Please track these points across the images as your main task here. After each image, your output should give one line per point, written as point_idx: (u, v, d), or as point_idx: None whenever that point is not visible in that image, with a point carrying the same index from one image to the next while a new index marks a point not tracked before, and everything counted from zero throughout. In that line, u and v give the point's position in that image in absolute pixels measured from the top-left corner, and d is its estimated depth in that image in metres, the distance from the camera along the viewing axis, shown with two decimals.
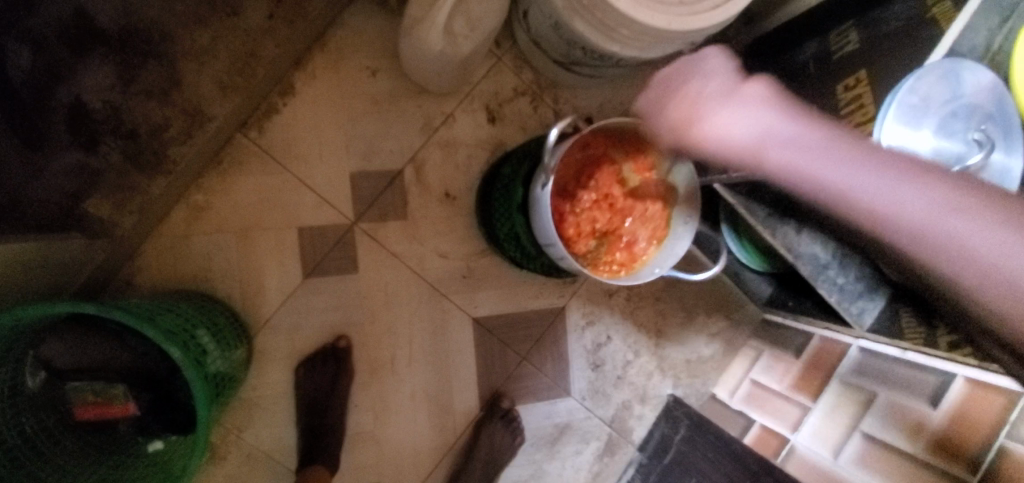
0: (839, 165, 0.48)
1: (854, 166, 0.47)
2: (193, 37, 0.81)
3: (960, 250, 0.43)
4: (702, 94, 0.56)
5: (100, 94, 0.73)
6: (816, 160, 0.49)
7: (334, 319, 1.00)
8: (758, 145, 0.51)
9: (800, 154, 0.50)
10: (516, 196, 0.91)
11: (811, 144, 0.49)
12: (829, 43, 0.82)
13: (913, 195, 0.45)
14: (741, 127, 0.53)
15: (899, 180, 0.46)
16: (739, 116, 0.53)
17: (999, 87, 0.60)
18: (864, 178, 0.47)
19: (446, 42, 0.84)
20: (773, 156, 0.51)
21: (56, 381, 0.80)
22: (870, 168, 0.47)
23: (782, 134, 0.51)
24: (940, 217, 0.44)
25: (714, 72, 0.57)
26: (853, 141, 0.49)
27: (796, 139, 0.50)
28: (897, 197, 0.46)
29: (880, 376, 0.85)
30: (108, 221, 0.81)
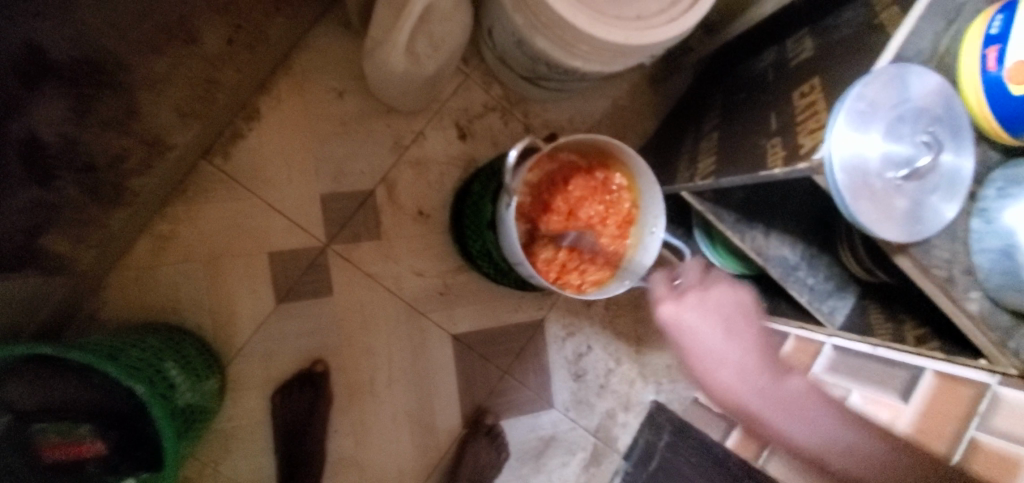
0: (764, 402, 0.66)
1: (738, 379, 0.67)
2: (149, 67, 0.75)
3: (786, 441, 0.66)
4: (668, 311, 0.71)
5: (57, 126, 0.68)
6: (756, 402, 0.66)
7: (311, 343, 0.99)
8: (726, 366, 0.67)
9: (736, 392, 0.67)
10: (484, 212, 0.91)
11: (774, 374, 0.67)
12: (786, 50, 0.84)
13: (775, 425, 0.66)
14: (743, 385, 0.66)
15: (755, 396, 0.66)
16: (694, 312, 0.70)
17: (946, 89, 0.62)
18: (747, 385, 0.66)
19: (408, 63, 0.84)
20: (730, 360, 0.68)
21: (20, 425, 0.75)
22: (778, 412, 0.66)
23: (738, 356, 0.68)
24: (792, 423, 0.66)
25: (729, 315, 0.70)
26: (745, 369, 0.67)
27: (717, 368, 0.68)
28: (754, 407, 0.66)
29: (852, 371, 0.82)
30: (66, 258, 0.78)
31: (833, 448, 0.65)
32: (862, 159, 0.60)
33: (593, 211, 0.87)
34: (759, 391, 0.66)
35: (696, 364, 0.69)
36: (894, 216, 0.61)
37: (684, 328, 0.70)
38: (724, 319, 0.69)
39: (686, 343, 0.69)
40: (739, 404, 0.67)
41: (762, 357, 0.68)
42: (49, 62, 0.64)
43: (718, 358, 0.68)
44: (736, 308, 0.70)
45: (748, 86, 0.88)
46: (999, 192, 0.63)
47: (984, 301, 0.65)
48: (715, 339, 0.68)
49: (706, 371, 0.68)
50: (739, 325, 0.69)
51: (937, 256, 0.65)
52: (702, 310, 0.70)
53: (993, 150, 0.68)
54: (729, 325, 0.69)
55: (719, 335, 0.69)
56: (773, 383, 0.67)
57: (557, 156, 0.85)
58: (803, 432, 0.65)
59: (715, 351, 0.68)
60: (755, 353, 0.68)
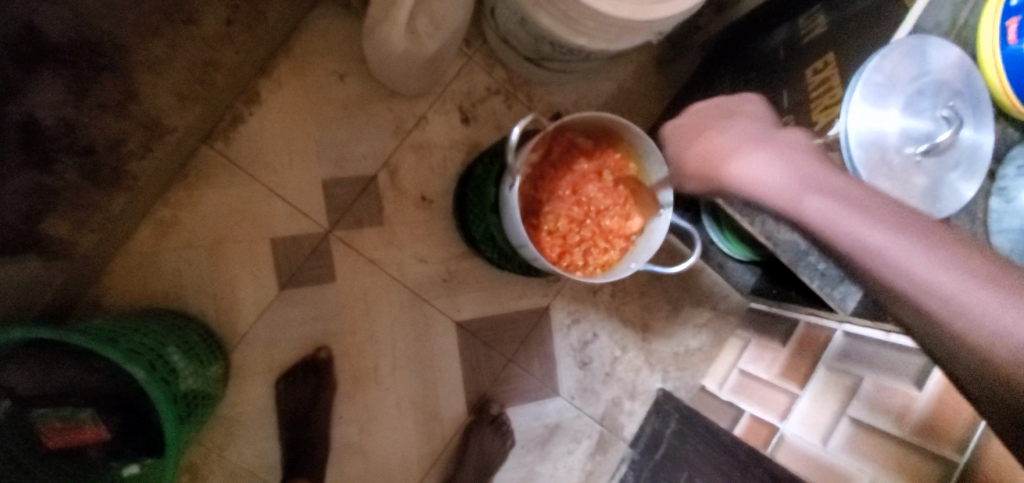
0: (791, 178, 0.54)
1: (747, 158, 0.58)
2: (147, 49, 0.73)
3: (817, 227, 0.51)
4: (695, 110, 0.67)
5: (55, 108, 0.68)
6: (778, 183, 0.54)
7: (314, 330, 0.98)
8: (735, 154, 0.59)
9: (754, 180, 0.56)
10: (489, 196, 0.90)
11: (800, 150, 0.56)
12: (797, 28, 0.80)
13: (794, 197, 0.53)
14: (737, 157, 0.58)
15: (782, 177, 0.54)
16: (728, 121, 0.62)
17: (966, 63, 0.59)
18: (761, 165, 0.56)
19: (409, 43, 0.83)
20: (729, 144, 0.60)
21: (21, 409, 0.75)
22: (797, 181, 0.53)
23: (752, 134, 0.60)
24: (820, 202, 0.51)
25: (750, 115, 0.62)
26: (761, 148, 0.58)
27: (724, 145, 0.60)
28: (773, 190, 0.54)
29: (864, 357, 0.80)
30: (67, 242, 0.78)
31: (853, 226, 0.49)
32: (880, 135, 0.58)
33: (598, 192, 0.85)
34: (775, 168, 0.55)
35: (703, 148, 0.62)
36: (912, 194, 0.59)
37: (699, 123, 0.66)
38: (752, 127, 0.60)
39: (704, 140, 0.63)
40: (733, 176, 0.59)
41: (783, 136, 0.58)
42: (50, 44, 0.64)
43: (723, 141, 0.61)
44: (761, 109, 0.63)
45: (758, 65, 0.86)
46: (1019, 170, 0.61)
47: None
48: (737, 128, 0.61)
49: (701, 156, 0.63)
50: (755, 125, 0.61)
51: (954, 237, 0.64)
52: (714, 109, 0.65)
53: (1013, 127, 0.65)
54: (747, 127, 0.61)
55: (737, 124, 0.61)
56: (793, 154, 0.56)
57: (561, 137, 0.84)
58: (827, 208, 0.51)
59: (732, 134, 0.60)
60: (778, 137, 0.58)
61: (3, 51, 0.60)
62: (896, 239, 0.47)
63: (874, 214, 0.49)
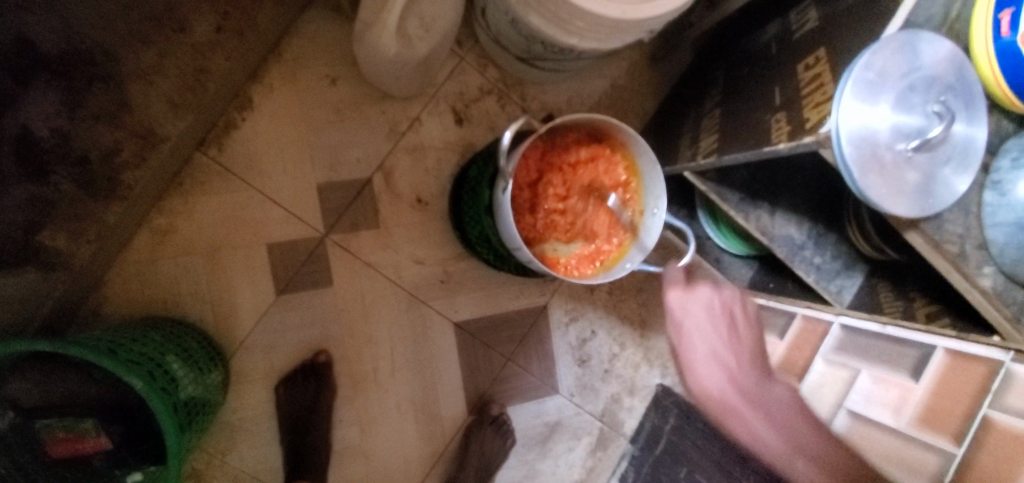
0: (752, 408, 0.68)
1: (716, 387, 0.70)
2: (139, 57, 0.74)
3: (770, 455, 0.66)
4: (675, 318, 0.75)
5: (50, 119, 0.69)
6: (738, 404, 0.69)
7: (312, 335, 0.98)
8: (714, 385, 0.70)
9: (729, 399, 0.69)
10: (483, 197, 0.90)
11: (759, 381, 0.70)
12: (790, 22, 0.81)
13: (755, 430, 0.67)
14: (726, 385, 0.70)
15: (741, 406, 0.69)
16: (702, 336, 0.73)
17: (958, 56, 0.59)
18: (732, 398, 0.69)
19: (401, 45, 0.82)
20: (704, 383, 0.71)
21: (25, 421, 0.75)
22: (766, 418, 0.67)
23: (729, 358, 0.72)
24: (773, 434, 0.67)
25: (722, 328, 0.74)
26: (739, 380, 0.70)
27: (704, 379, 0.71)
28: (736, 411, 0.68)
29: (862, 351, 0.80)
30: (65, 254, 0.78)
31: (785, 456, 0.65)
32: (871, 131, 0.58)
33: (593, 189, 0.84)
34: (741, 409, 0.68)
35: (689, 326, 0.74)
36: (904, 190, 0.59)
37: (683, 319, 0.75)
38: (713, 316, 0.74)
39: (688, 371, 0.72)
40: (722, 399, 0.69)
41: (751, 366, 0.71)
42: (42, 55, 0.66)
43: (709, 355, 0.72)
44: (739, 312, 0.75)
45: (750, 61, 0.85)
46: (1013, 162, 0.61)
47: (998, 276, 0.63)
48: (701, 338, 0.73)
49: (695, 363, 0.72)
50: (722, 334, 0.74)
51: (949, 231, 0.63)
52: (703, 310, 0.75)
53: (1007, 119, 0.65)
54: (718, 342, 0.73)
55: (716, 330, 0.74)
56: (756, 385, 0.70)
57: (556, 145, 0.84)
58: (782, 442, 0.66)
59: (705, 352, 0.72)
60: (743, 363, 0.72)
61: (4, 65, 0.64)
62: (795, 450, 0.65)
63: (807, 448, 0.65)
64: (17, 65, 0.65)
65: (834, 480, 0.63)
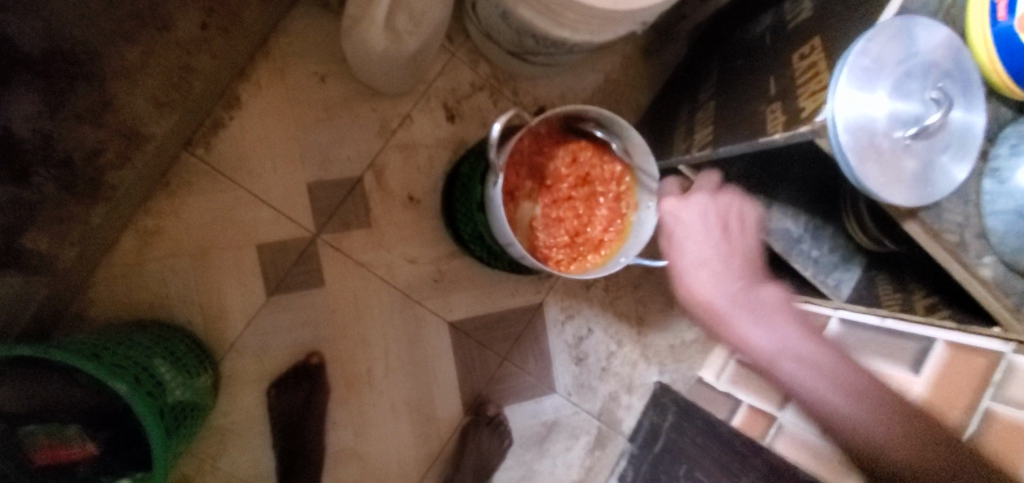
0: (737, 303, 0.61)
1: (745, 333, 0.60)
2: (122, 55, 0.72)
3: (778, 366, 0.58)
4: (678, 242, 0.66)
5: (31, 119, 0.67)
6: (729, 302, 0.61)
7: (304, 336, 0.97)
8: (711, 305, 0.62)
9: (753, 343, 0.60)
10: (476, 195, 0.89)
11: (755, 286, 0.62)
12: (784, 12, 0.80)
13: (767, 345, 0.59)
14: (773, 324, 0.60)
15: (755, 332, 0.60)
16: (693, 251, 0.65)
17: (956, 42, 0.58)
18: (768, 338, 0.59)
19: (390, 41, 0.81)
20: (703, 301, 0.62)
21: (8, 430, 0.73)
22: (750, 318, 0.60)
23: (744, 277, 0.63)
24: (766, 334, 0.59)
25: (712, 219, 0.66)
26: (729, 266, 0.63)
27: (711, 299, 0.62)
28: (764, 353, 0.59)
29: (861, 345, 0.79)
30: (48, 255, 0.76)
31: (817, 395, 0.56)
32: (867, 119, 0.56)
33: (584, 182, 0.84)
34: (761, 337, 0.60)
35: (687, 241, 0.66)
36: (901, 178, 0.58)
37: (674, 229, 0.67)
38: (706, 220, 0.66)
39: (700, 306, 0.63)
40: (711, 297, 0.62)
41: (750, 268, 0.64)
42: (22, 54, 0.63)
43: (702, 258, 0.64)
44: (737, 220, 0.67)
45: (744, 52, 0.84)
46: (1011, 150, 0.60)
47: (998, 266, 0.62)
48: (696, 243, 0.65)
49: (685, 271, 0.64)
50: (724, 250, 0.64)
51: (947, 219, 0.62)
52: (700, 217, 0.66)
53: (1006, 106, 0.64)
54: (717, 259, 0.64)
55: (706, 239, 0.65)
56: (751, 289, 0.62)
57: (551, 138, 0.83)
58: (771, 340, 0.59)
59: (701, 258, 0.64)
60: (738, 259, 0.64)
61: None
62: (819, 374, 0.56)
63: (816, 363, 0.57)
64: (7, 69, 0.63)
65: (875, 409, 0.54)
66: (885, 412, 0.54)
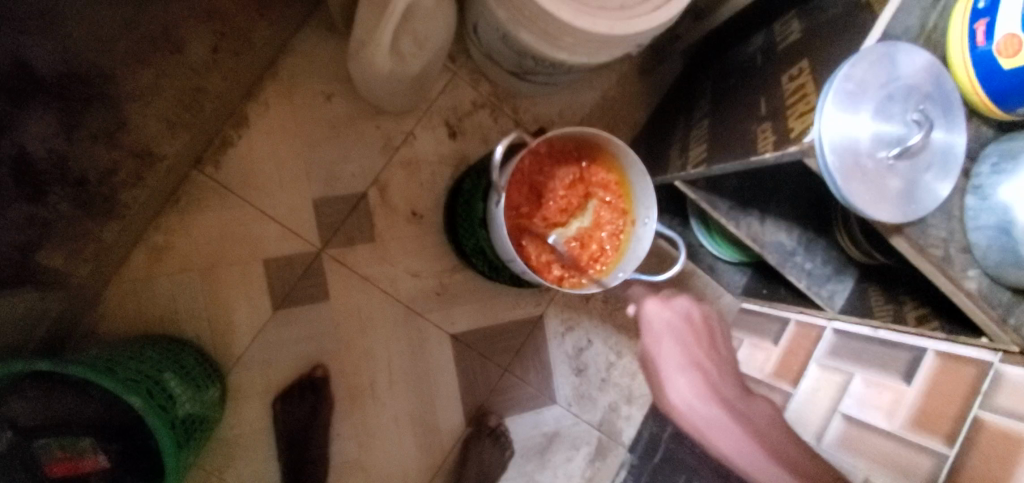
0: (724, 433, 0.64)
1: (700, 403, 0.66)
2: (136, 77, 0.74)
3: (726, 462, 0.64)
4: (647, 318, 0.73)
5: (46, 140, 0.67)
6: (705, 416, 0.65)
7: (309, 349, 0.98)
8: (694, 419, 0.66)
9: (716, 424, 0.65)
10: (478, 210, 0.91)
11: (742, 396, 0.68)
12: (774, 34, 0.83)
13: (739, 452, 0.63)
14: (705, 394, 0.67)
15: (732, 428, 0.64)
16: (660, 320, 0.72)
17: (936, 66, 0.61)
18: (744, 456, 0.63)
19: (394, 62, 0.84)
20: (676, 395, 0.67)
21: (21, 444, 0.74)
22: (734, 428, 0.64)
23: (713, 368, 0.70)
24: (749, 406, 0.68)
25: (697, 331, 0.72)
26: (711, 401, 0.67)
27: (693, 406, 0.66)
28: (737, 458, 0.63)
29: (855, 354, 0.80)
30: (62, 272, 0.78)
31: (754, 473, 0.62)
32: (853, 140, 0.59)
33: (583, 198, 0.86)
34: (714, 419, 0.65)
35: (650, 342, 0.72)
36: (887, 197, 0.60)
37: (653, 326, 0.73)
38: (688, 326, 0.72)
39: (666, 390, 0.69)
40: (678, 395, 0.68)
41: (733, 380, 0.69)
42: (39, 78, 0.64)
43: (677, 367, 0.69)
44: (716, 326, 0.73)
45: (737, 72, 0.87)
46: (993, 168, 0.62)
47: (982, 279, 0.64)
48: (676, 348, 0.70)
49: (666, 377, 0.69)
50: (694, 348, 0.71)
51: (932, 234, 0.65)
52: (664, 323, 0.72)
53: (987, 125, 0.66)
54: (696, 355, 0.70)
55: (678, 345, 0.71)
56: (680, 362, 0.70)
57: (550, 155, 0.86)
58: (730, 432, 0.64)
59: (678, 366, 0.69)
60: (704, 356, 0.70)
61: (11, 88, 0.61)
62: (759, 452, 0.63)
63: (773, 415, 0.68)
64: (24, 91, 0.63)
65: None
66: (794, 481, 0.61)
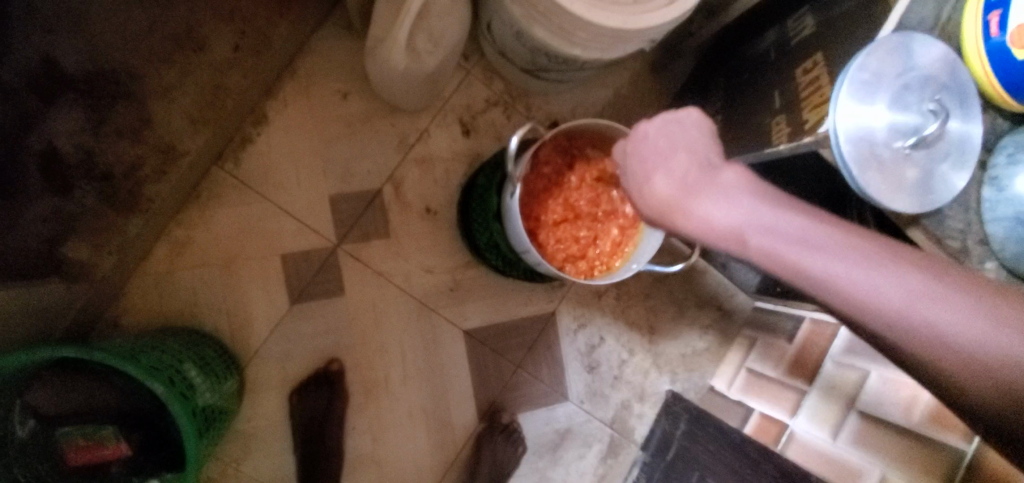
0: (760, 230, 0.51)
1: (739, 222, 0.52)
2: (159, 76, 0.78)
3: (809, 275, 0.48)
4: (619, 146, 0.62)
5: (75, 137, 0.72)
6: (722, 210, 0.53)
7: (324, 343, 1.00)
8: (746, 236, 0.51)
9: (769, 231, 0.51)
10: (491, 204, 0.93)
11: (731, 175, 0.55)
12: (787, 29, 0.82)
13: (803, 251, 0.49)
14: (724, 195, 0.54)
15: (794, 229, 0.50)
16: (648, 131, 0.59)
17: (952, 57, 0.61)
18: (827, 265, 0.48)
19: (409, 59, 0.85)
20: (695, 215, 0.54)
21: (46, 429, 0.77)
22: (792, 225, 0.50)
23: (718, 163, 0.56)
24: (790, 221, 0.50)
25: (691, 136, 0.58)
26: (735, 202, 0.53)
27: (739, 225, 0.52)
28: (806, 277, 0.48)
29: (869, 351, 0.82)
30: (86, 265, 0.79)
31: (890, 297, 0.46)
32: (867, 131, 0.59)
33: (596, 192, 0.87)
34: (738, 220, 0.52)
35: (633, 171, 0.60)
36: (904, 187, 0.60)
37: (638, 154, 0.59)
38: (673, 131, 0.58)
39: (686, 222, 0.55)
40: (682, 202, 0.55)
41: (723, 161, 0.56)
42: (66, 75, 0.69)
43: (677, 173, 0.57)
44: (704, 128, 0.58)
45: (750, 67, 0.88)
46: (1008, 159, 0.62)
47: (1000, 271, 0.64)
48: (669, 158, 0.57)
49: (649, 184, 0.58)
50: (698, 155, 0.57)
51: (949, 226, 0.64)
52: (655, 134, 0.59)
53: (1003, 117, 0.66)
54: (692, 156, 0.57)
55: (674, 147, 0.57)
56: (712, 180, 0.55)
57: (574, 153, 0.87)
58: (772, 231, 0.51)
59: (677, 180, 0.56)
60: (711, 155, 0.57)
61: (21, 82, 0.66)
62: (847, 269, 0.47)
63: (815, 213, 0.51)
64: (51, 85, 0.69)
65: (935, 307, 0.45)
66: (877, 272, 0.47)
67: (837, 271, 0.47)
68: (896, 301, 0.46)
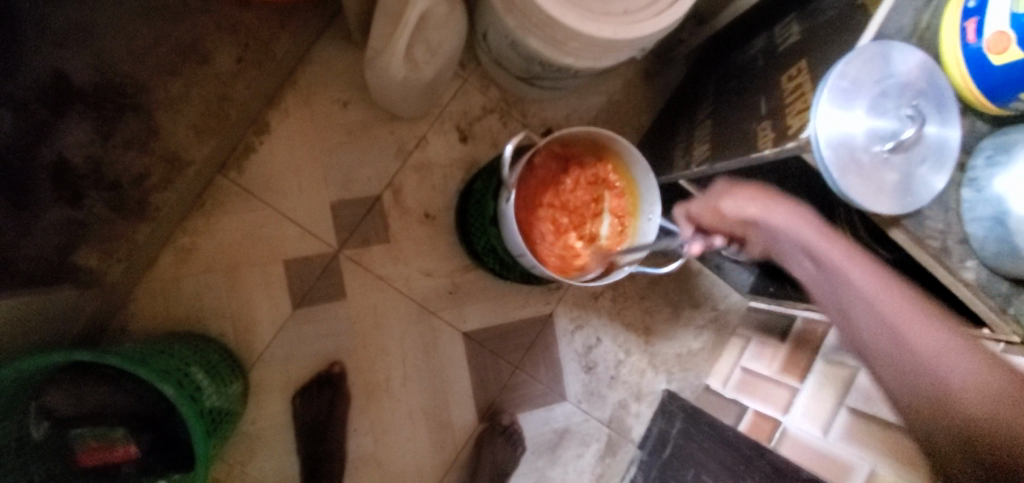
0: (850, 268, 0.59)
1: (838, 254, 0.60)
2: (165, 87, 0.80)
3: (883, 317, 0.56)
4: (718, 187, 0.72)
5: (83, 147, 0.75)
6: (819, 239, 0.61)
7: (326, 346, 1.02)
8: (838, 267, 0.59)
9: (857, 273, 0.59)
10: (488, 209, 0.95)
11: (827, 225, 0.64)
12: (775, 36, 0.85)
13: (881, 291, 0.57)
14: (820, 232, 0.62)
15: (879, 277, 0.58)
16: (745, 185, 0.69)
17: (929, 64, 0.63)
18: (899, 312, 0.56)
19: (408, 69, 0.88)
20: (797, 234, 0.62)
21: (60, 430, 0.81)
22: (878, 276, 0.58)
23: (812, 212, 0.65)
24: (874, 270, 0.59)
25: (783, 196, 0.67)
26: (834, 240, 0.61)
27: (836, 258, 0.60)
28: (884, 316, 0.56)
29: None
30: (95, 271, 0.81)
31: (943, 353, 0.54)
32: (848, 136, 0.61)
33: (589, 196, 0.90)
34: (837, 256, 0.60)
35: (740, 197, 0.68)
36: (883, 189, 0.62)
37: (735, 193, 0.69)
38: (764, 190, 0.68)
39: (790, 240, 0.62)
40: (787, 226, 0.63)
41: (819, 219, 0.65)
42: (76, 88, 0.72)
43: (781, 209, 0.65)
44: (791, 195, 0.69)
45: (738, 74, 0.90)
46: (987, 161, 0.64)
47: (980, 269, 0.66)
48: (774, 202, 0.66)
49: (752, 211, 0.66)
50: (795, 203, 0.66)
51: (930, 227, 0.66)
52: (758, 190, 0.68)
53: (982, 121, 0.68)
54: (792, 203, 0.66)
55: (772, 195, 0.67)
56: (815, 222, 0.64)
57: (568, 159, 0.90)
58: (861, 273, 0.58)
59: (783, 212, 0.64)
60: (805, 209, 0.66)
61: (36, 95, 0.69)
62: (919, 323, 0.55)
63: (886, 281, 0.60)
64: (61, 97, 0.71)
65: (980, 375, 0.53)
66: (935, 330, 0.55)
67: (917, 320, 0.55)
68: (946, 356, 0.54)
